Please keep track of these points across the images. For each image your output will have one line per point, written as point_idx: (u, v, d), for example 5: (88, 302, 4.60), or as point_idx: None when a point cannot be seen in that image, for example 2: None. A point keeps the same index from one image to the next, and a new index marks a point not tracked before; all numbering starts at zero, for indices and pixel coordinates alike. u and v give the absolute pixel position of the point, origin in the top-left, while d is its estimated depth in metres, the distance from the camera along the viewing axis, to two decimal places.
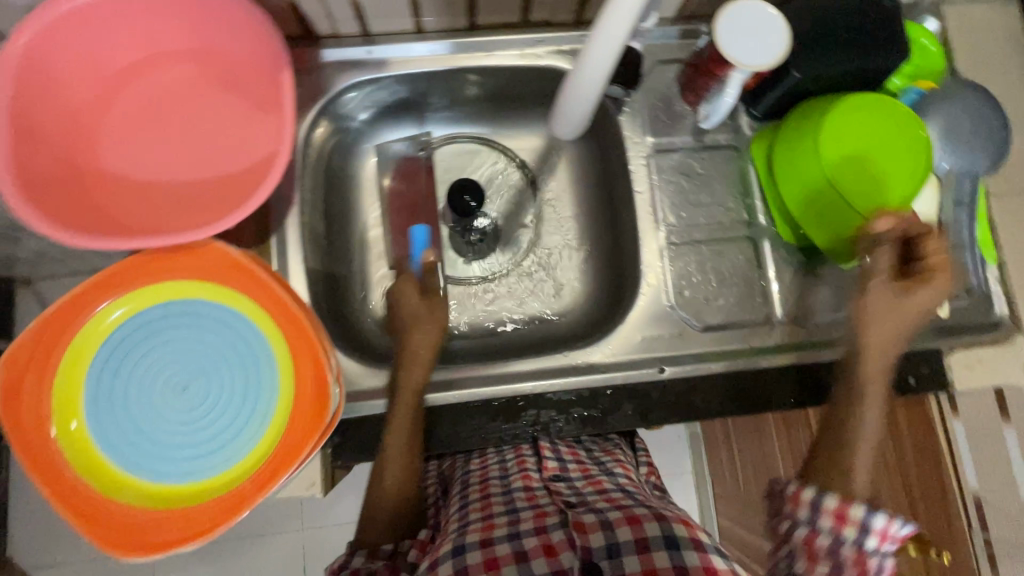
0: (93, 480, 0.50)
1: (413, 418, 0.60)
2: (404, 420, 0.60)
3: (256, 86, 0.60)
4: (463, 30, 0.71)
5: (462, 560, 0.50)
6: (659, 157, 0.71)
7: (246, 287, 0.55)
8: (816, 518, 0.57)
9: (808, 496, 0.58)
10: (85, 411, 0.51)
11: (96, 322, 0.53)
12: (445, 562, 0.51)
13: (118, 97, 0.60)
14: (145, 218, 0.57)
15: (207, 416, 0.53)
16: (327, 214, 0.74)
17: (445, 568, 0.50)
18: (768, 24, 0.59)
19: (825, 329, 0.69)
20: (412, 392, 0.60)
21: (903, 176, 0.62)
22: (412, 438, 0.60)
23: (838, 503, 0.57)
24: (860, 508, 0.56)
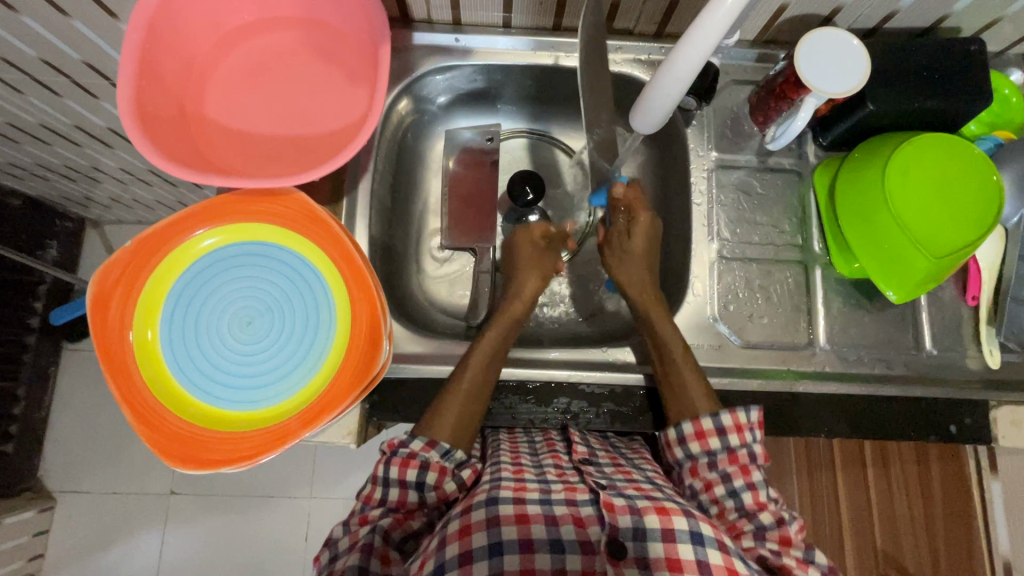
0: (157, 391, 0.54)
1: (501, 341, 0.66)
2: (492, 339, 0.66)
3: (357, 60, 0.66)
4: (547, 29, 0.74)
5: (494, 509, 0.52)
6: (720, 173, 0.73)
7: (320, 238, 0.58)
8: (690, 453, 0.60)
9: (714, 439, 0.59)
10: (160, 326, 0.56)
11: (186, 247, 0.57)
12: (478, 509, 0.52)
13: (228, 51, 0.65)
14: (237, 162, 0.62)
15: (264, 352, 0.57)
16: (395, 186, 0.78)
17: (476, 514, 0.52)
18: (849, 54, 0.60)
19: (867, 363, 0.68)
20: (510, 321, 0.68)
21: (970, 220, 0.61)
22: (498, 355, 0.65)
23: (729, 453, 0.59)
24: (717, 437, 0.59)
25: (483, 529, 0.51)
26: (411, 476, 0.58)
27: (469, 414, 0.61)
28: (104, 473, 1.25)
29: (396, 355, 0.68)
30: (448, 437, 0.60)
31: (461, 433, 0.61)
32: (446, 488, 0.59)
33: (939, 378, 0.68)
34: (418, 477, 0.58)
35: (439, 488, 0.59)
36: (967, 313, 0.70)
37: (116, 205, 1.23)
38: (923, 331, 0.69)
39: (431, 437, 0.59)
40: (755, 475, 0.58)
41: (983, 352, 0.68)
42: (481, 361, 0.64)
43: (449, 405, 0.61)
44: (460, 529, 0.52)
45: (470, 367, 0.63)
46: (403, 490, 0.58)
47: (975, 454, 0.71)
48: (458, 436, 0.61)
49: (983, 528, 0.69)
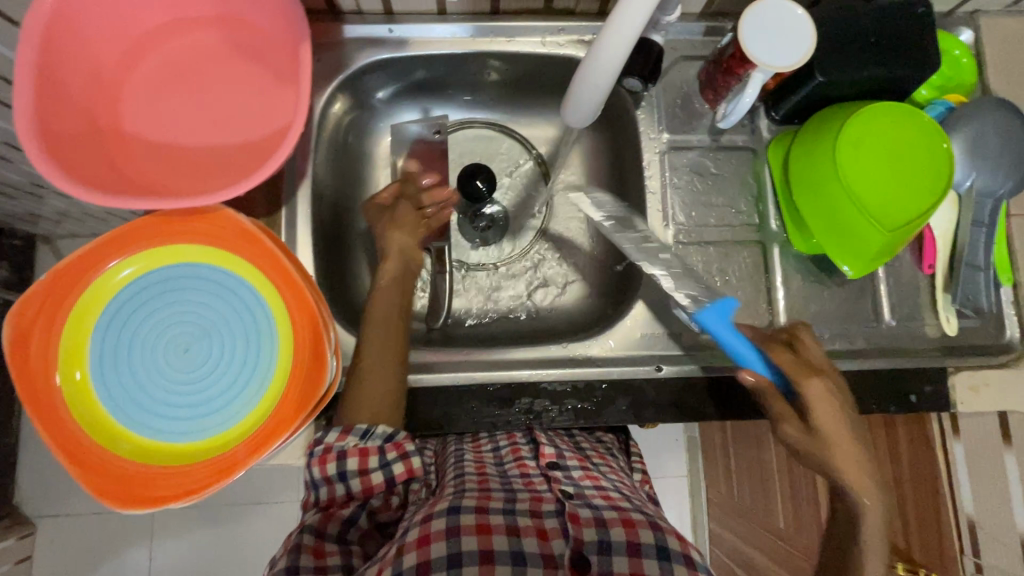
0: (93, 432, 0.51)
1: (388, 313, 0.63)
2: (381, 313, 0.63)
3: (280, 58, 0.61)
4: (486, 14, 0.71)
5: (455, 519, 0.51)
6: (674, 155, 0.71)
7: (253, 256, 0.55)
8: None
9: None
10: (89, 364, 0.53)
11: (108, 277, 0.54)
12: (438, 518, 0.51)
13: (141, 59, 0.60)
14: (159, 179, 0.58)
15: (205, 378, 0.54)
16: (338, 189, 0.75)
17: (437, 524, 0.51)
18: (794, 25, 0.58)
19: (828, 339, 0.68)
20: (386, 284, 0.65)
21: (920, 190, 0.60)
22: (392, 328, 0.62)
23: None
24: None
25: (443, 539, 0.49)
26: (331, 471, 0.58)
27: (385, 393, 0.59)
28: (80, 497, 1.22)
29: (348, 367, 0.65)
30: (365, 417, 0.58)
31: (378, 409, 0.59)
32: (372, 475, 0.58)
33: (899, 349, 0.68)
34: (338, 469, 0.58)
35: (363, 476, 0.58)
36: (923, 280, 0.69)
37: (64, 220, 1.17)
38: (882, 303, 0.69)
39: (346, 426, 0.59)
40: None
41: (940, 320, 0.68)
42: (375, 339, 0.61)
43: (362, 385, 0.59)
44: (419, 538, 0.50)
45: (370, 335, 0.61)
46: (329, 485, 0.58)
47: (939, 418, 0.70)
48: (377, 413, 0.59)
49: (948, 491, 0.67)
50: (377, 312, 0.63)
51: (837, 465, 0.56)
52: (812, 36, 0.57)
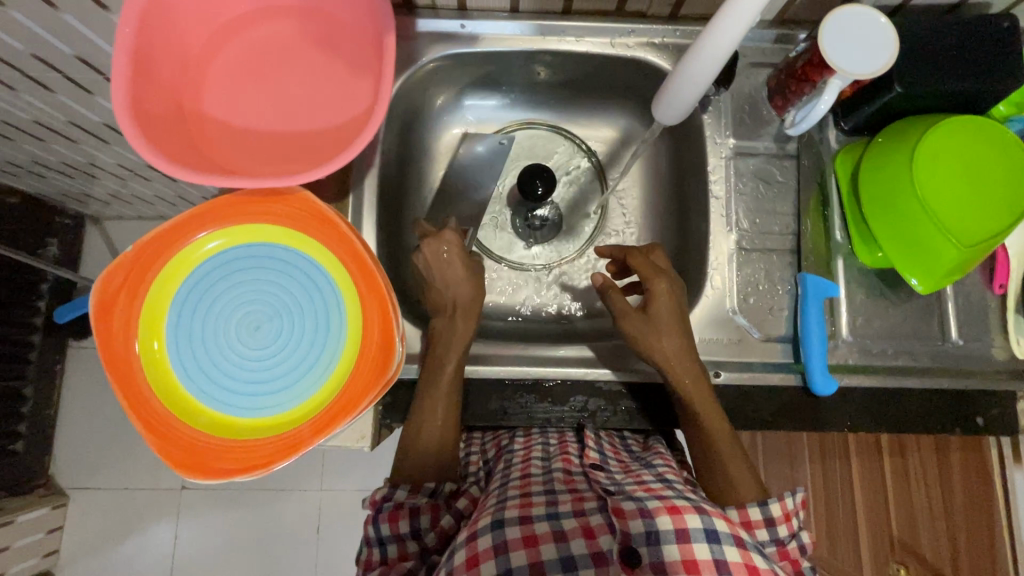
0: (167, 401, 0.53)
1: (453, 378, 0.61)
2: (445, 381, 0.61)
3: (360, 49, 0.62)
4: (557, 13, 0.71)
5: (500, 535, 0.50)
6: (738, 160, 0.70)
7: (326, 238, 0.56)
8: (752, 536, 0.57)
9: (761, 530, 0.57)
10: (166, 335, 0.54)
11: (189, 251, 0.55)
12: (484, 535, 0.50)
13: (227, 44, 0.62)
14: (238, 160, 0.59)
15: (275, 356, 0.55)
16: (400, 180, 0.76)
17: (484, 542, 0.50)
18: (876, 33, 0.57)
19: (890, 356, 0.66)
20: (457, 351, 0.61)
21: (996, 208, 0.59)
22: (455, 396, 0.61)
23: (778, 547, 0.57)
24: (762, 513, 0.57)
25: (491, 558, 0.49)
26: (404, 529, 0.55)
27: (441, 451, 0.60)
28: (116, 470, 1.25)
29: (410, 354, 0.66)
30: (432, 464, 0.60)
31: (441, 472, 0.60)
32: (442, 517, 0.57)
33: (964, 370, 0.66)
34: (411, 527, 0.55)
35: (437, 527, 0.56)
36: (993, 301, 0.67)
37: (117, 200, 1.20)
38: (949, 321, 0.67)
39: (413, 486, 0.58)
40: (804, 566, 0.58)
41: (1010, 342, 0.66)
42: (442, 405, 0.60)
43: (423, 448, 0.59)
44: (467, 560, 0.49)
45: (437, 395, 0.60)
46: (402, 544, 0.55)
47: (998, 443, 0.70)
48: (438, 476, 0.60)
49: (1006, 528, 0.66)
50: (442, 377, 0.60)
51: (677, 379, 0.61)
52: (896, 44, 0.56)
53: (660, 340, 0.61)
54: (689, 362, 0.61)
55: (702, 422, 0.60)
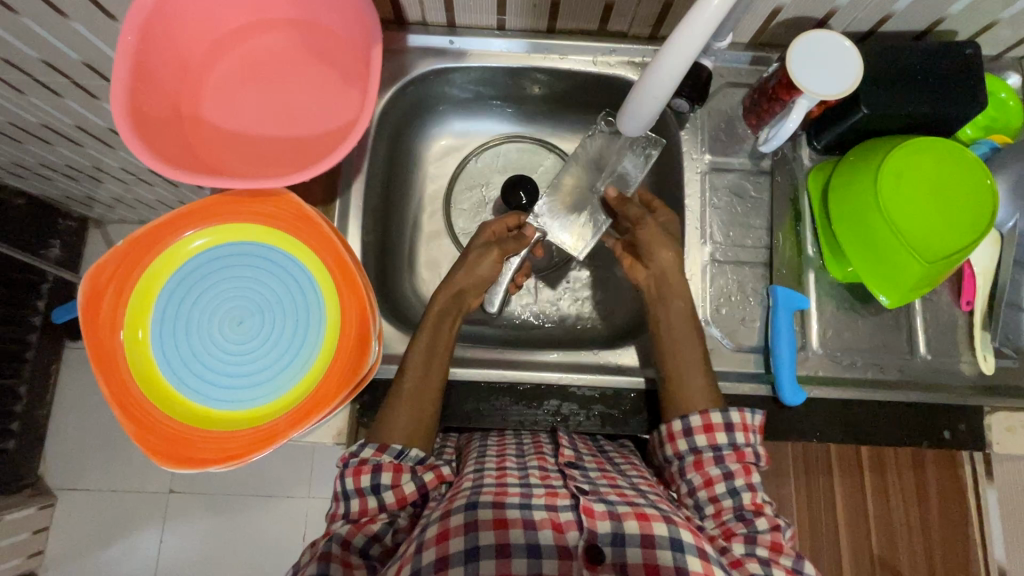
0: (147, 390, 0.55)
1: (433, 333, 0.64)
2: (424, 340, 0.63)
3: (351, 61, 0.65)
4: (543, 32, 0.74)
5: (473, 514, 0.51)
6: (714, 176, 0.73)
7: (310, 240, 0.58)
8: (696, 445, 0.59)
9: (721, 433, 0.58)
10: (151, 325, 0.56)
11: (178, 247, 0.57)
12: (457, 513, 0.51)
13: (224, 52, 0.65)
14: (229, 163, 0.62)
15: (254, 351, 0.57)
16: (388, 187, 0.79)
17: (456, 519, 0.51)
18: (840, 55, 0.60)
19: (859, 368, 0.68)
20: (440, 313, 0.65)
21: (960, 225, 0.61)
22: (437, 353, 0.63)
23: (735, 450, 0.58)
24: (719, 416, 0.59)
25: (461, 534, 0.50)
26: (365, 483, 0.56)
27: (418, 416, 0.60)
28: (103, 471, 1.25)
29: (388, 355, 0.68)
30: (400, 438, 0.59)
31: (413, 436, 0.59)
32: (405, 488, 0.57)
33: (933, 384, 0.68)
34: (372, 482, 0.56)
35: (397, 490, 0.57)
36: (961, 317, 0.69)
37: (118, 205, 1.23)
38: (917, 336, 0.69)
39: (381, 443, 0.58)
40: (755, 477, 0.58)
41: (977, 358, 0.68)
42: (419, 356, 0.62)
43: (400, 404, 0.60)
44: (438, 535, 0.50)
45: (410, 373, 0.61)
46: (363, 499, 0.56)
47: (972, 461, 0.70)
48: (412, 437, 0.59)
49: (979, 537, 0.70)
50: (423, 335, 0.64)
51: (674, 288, 0.65)
52: (859, 67, 0.59)
53: (665, 247, 0.66)
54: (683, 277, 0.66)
55: (674, 331, 0.64)
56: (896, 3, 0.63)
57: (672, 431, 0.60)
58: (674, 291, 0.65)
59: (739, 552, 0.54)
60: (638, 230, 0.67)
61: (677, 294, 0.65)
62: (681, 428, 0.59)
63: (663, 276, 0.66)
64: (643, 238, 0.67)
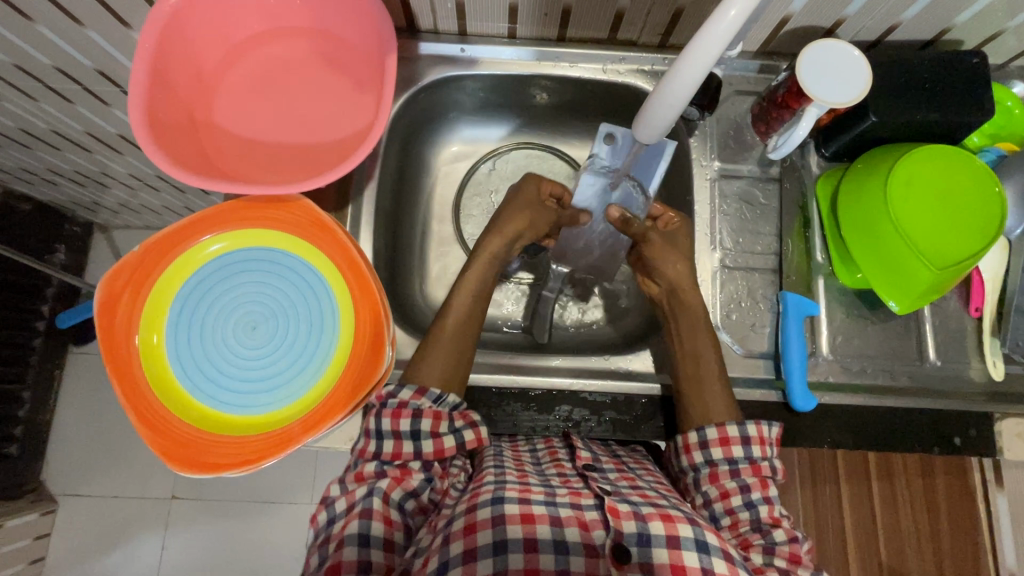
0: (162, 394, 0.55)
1: (482, 277, 0.68)
2: (471, 284, 0.68)
3: (364, 67, 0.66)
4: (553, 40, 0.75)
5: (500, 508, 0.51)
6: (723, 183, 0.73)
7: (324, 245, 0.59)
8: (711, 458, 0.59)
9: (737, 447, 0.59)
10: (166, 330, 0.56)
11: (193, 252, 0.58)
12: (483, 507, 0.52)
13: (238, 60, 0.65)
14: (243, 169, 0.62)
15: (269, 356, 0.57)
16: (399, 193, 0.79)
17: (483, 513, 0.51)
18: (850, 64, 0.60)
19: (870, 374, 0.68)
20: (491, 256, 0.69)
21: (971, 233, 0.62)
22: (480, 300, 0.67)
23: (751, 464, 0.59)
24: (736, 427, 0.59)
25: (488, 527, 0.50)
26: (404, 427, 0.58)
27: (456, 359, 0.63)
28: (107, 476, 1.25)
29: (400, 360, 0.68)
30: (438, 383, 0.61)
31: (450, 379, 0.62)
32: (443, 440, 0.59)
33: (943, 390, 0.68)
34: (411, 426, 0.58)
35: (435, 440, 0.58)
36: (970, 323, 0.69)
37: (124, 210, 1.23)
38: (927, 342, 0.69)
39: (419, 387, 0.60)
40: (772, 490, 0.58)
41: (986, 364, 0.68)
42: (465, 298, 0.66)
43: (441, 345, 0.63)
44: (465, 527, 0.51)
45: (452, 318, 0.65)
46: (398, 442, 0.58)
47: (982, 468, 0.70)
48: (448, 380, 0.62)
49: (989, 546, 0.70)
50: (472, 278, 0.68)
51: (686, 299, 0.66)
52: (868, 75, 0.60)
53: (673, 261, 0.67)
54: (694, 288, 0.67)
55: (685, 342, 0.65)
56: (903, 13, 0.64)
57: (688, 441, 0.60)
58: (685, 304, 0.66)
59: (758, 562, 0.54)
60: (644, 246, 0.68)
61: (689, 306, 0.66)
62: (696, 440, 0.60)
63: (675, 291, 0.67)
64: (651, 253, 0.67)
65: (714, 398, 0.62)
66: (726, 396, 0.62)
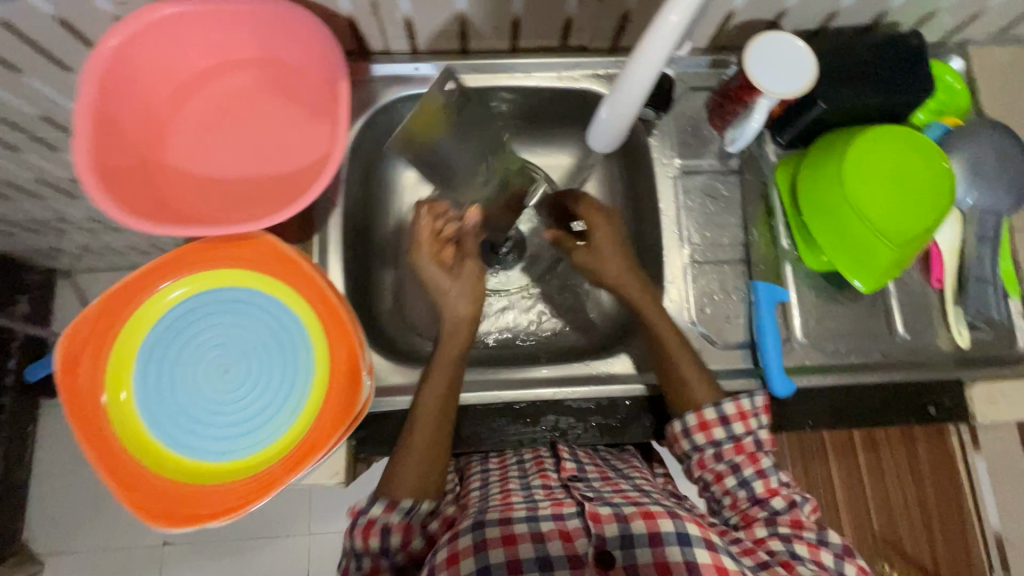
0: (135, 450, 0.53)
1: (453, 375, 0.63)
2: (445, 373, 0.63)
3: (317, 95, 0.65)
4: (505, 52, 0.75)
5: (481, 534, 0.51)
6: (686, 179, 0.74)
7: (292, 279, 0.58)
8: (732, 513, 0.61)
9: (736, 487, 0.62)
10: (134, 384, 0.55)
11: (153, 302, 0.56)
12: (465, 535, 0.52)
13: (189, 98, 0.64)
14: (203, 210, 0.61)
15: (245, 398, 0.56)
16: (365, 215, 0.78)
17: (464, 541, 0.51)
18: (793, 55, 0.62)
19: (845, 353, 0.70)
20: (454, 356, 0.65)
21: (927, 207, 0.63)
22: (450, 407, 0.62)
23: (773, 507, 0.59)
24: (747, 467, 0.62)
25: (470, 555, 0.50)
26: (376, 545, 0.57)
27: (429, 464, 0.60)
28: (92, 530, 1.20)
29: (382, 387, 0.67)
30: (410, 492, 0.59)
31: (425, 485, 0.60)
32: (415, 542, 0.58)
33: (915, 361, 0.70)
34: (381, 543, 0.57)
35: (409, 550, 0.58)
36: (933, 295, 0.72)
37: (84, 254, 1.20)
38: (894, 317, 0.71)
39: (391, 498, 0.58)
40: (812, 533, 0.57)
41: (952, 333, 0.70)
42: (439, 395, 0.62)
43: (409, 459, 0.59)
44: (448, 558, 0.51)
45: (423, 423, 0.61)
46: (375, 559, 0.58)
47: (958, 431, 0.69)
48: (423, 487, 0.59)
49: (975, 509, 0.66)
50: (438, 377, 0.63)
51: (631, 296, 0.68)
52: (812, 66, 0.61)
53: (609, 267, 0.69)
54: (638, 286, 0.68)
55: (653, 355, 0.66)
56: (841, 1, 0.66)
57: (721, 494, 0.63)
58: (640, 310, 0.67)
59: (783, 554, 0.56)
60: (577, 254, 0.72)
61: (647, 314, 0.66)
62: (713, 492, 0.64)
63: (648, 325, 0.66)
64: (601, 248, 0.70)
65: (689, 377, 0.63)
66: (700, 372, 0.64)
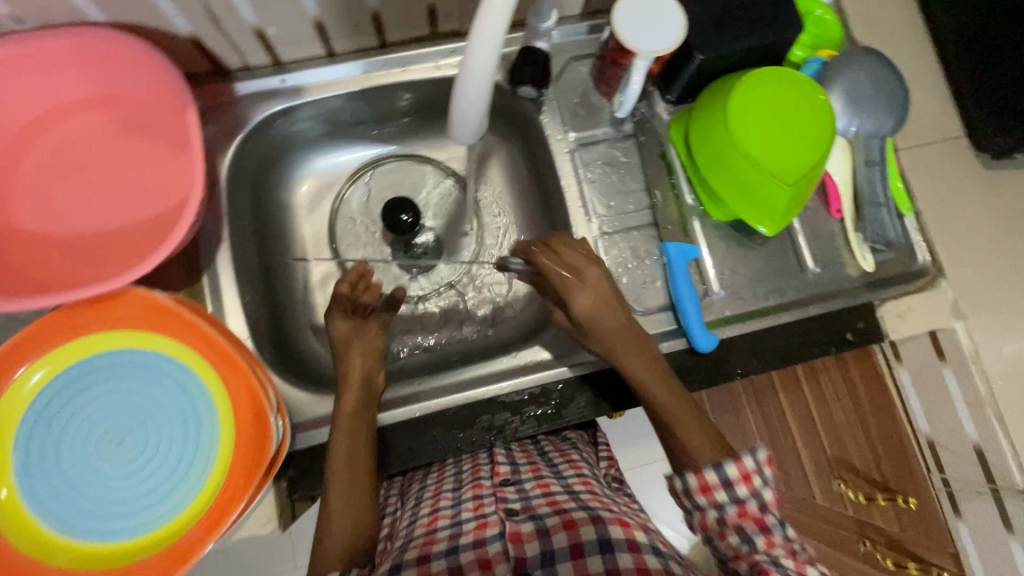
0: (26, 547, 0.49)
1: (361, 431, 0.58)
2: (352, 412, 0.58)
3: (167, 126, 0.59)
4: (376, 48, 0.71)
5: None
6: (583, 151, 0.73)
7: (175, 331, 0.53)
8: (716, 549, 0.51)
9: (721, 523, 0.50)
10: (14, 477, 0.50)
11: (18, 386, 0.51)
12: None
13: (26, 152, 0.58)
14: (64, 273, 0.56)
15: (145, 467, 0.52)
16: (262, 242, 0.74)
17: None
18: (660, 10, 0.61)
19: (762, 297, 0.71)
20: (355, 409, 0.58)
21: (810, 144, 0.64)
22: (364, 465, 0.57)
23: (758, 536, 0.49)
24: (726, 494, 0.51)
25: None
26: None
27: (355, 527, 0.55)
28: None
29: (306, 421, 0.64)
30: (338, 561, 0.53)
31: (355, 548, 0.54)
32: None
33: (828, 292, 0.72)
34: None
35: None
36: (836, 226, 0.74)
37: None
38: (803, 253, 0.72)
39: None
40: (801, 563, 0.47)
41: (858, 258, 0.72)
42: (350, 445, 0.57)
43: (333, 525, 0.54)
44: None
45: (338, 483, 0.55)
46: None
47: (882, 349, 0.73)
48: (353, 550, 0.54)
49: (904, 412, 0.70)
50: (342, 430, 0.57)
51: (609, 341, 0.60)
52: (680, 19, 0.60)
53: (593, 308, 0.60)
54: (614, 319, 0.60)
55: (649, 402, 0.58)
56: None
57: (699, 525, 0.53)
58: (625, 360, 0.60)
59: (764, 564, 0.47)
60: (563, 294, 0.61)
61: (631, 363, 0.59)
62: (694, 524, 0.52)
63: (629, 367, 0.59)
64: (580, 314, 0.60)
65: (692, 423, 0.56)
66: (700, 416, 0.57)
